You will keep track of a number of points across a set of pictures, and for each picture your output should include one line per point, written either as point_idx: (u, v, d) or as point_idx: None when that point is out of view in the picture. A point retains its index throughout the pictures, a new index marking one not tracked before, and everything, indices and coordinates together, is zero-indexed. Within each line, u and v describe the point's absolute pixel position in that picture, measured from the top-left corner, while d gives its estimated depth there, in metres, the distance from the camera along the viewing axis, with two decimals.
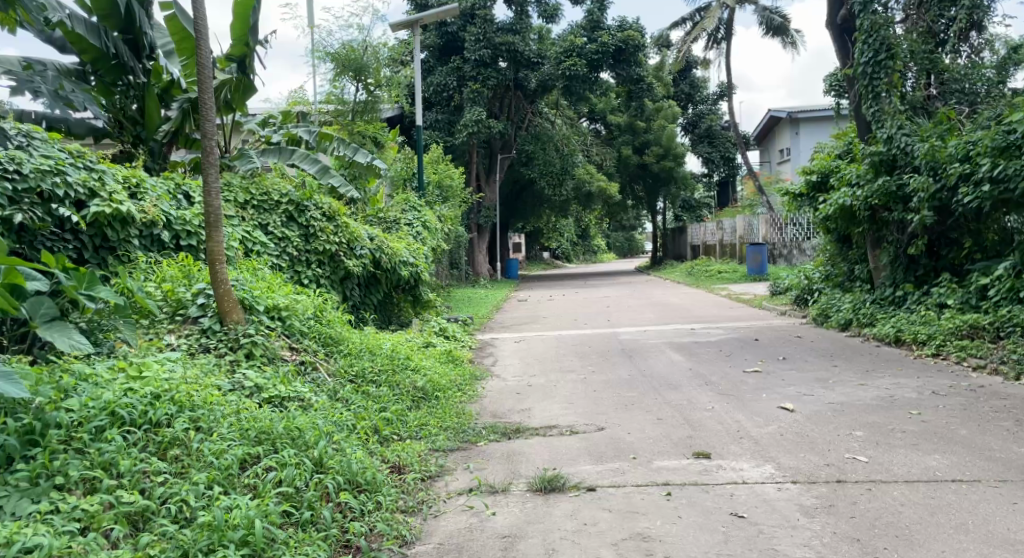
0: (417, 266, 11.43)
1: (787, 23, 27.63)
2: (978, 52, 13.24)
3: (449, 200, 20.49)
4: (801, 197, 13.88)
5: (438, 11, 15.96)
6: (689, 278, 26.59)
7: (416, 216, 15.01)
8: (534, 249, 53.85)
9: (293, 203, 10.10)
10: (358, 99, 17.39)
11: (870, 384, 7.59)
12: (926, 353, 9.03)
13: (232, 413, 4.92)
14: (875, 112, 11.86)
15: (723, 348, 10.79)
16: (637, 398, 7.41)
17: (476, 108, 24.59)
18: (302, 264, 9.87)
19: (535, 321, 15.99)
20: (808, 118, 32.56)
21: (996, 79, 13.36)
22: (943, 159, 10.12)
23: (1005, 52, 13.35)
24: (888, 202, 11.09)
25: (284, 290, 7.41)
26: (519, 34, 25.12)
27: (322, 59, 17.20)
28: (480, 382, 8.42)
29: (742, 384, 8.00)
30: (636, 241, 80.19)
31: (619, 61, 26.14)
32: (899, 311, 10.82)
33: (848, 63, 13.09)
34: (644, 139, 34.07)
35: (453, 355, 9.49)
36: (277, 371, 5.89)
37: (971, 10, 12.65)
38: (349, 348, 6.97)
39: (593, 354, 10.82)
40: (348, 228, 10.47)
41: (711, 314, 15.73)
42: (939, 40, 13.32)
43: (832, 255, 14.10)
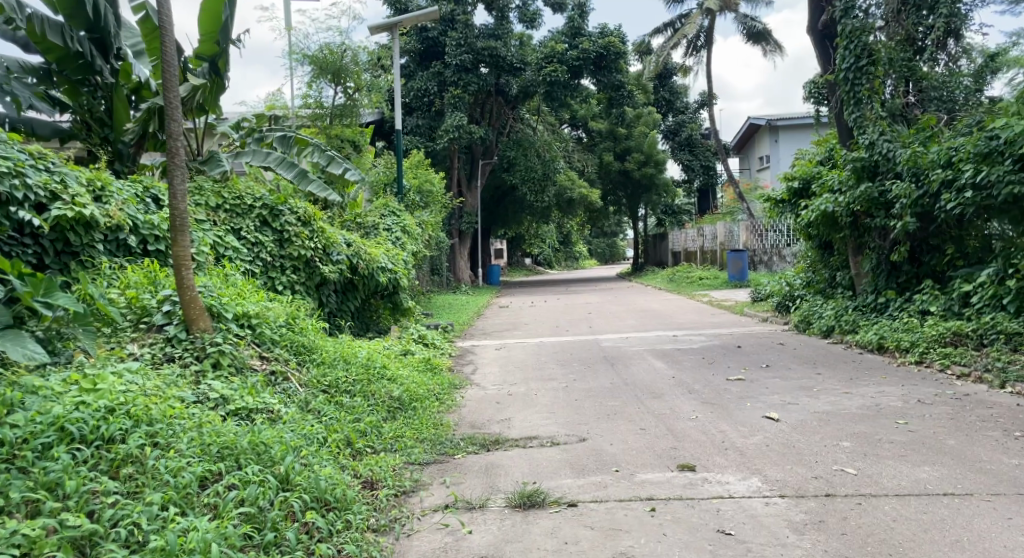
0: (395, 272, 11.21)
1: (767, 32, 27.71)
2: (955, 60, 13.25)
3: (430, 205, 20.31)
4: (783, 204, 13.79)
5: (417, 15, 15.75)
6: (671, 285, 26.52)
7: (395, 221, 14.80)
8: (517, 255, 53.73)
9: (267, 207, 9.88)
10: (336, 103, 17.20)
11: (854, 392, 7.49)
12: (909, 361, 8.93)
13: (193, 428, 4.70)
14: (856, 118, 11.80)
15: (706, 355, 10.67)
16: (620, 407, 7.25)
17: (457, 113, 24.41)
18: (277, 270, 9.65)
19: (516, 328, 15.80)
20: (787, 126, 32.69)
21: (973, 88, 13.44)
22: (925, 165, 10.06)
23: (981, 60, 13.41)
24: (870, 209, 11.02)
25: (255, 296, 7.18)
26: (501, 39, 25.15)
27: (300, 62, 16.91)
28: (459, 391, 8.23)
29: (726, 392, 7.87)
30: (617, 248, 80.46)
31: (599, 68, 26.02)
32: (881, 318, 10.74)
33: (830, 69, 13.04)
34: (625, 146, 34.05)
35: (432, 364, 9.29)
36: (245, 381, 5.68)
37: (949, 19, 12.70)
38: (322, 356, 6.76)
39: (575, 362, 10.66)
40: (325, 233, 10.25)
41: (692, 321, 15.63)
42: (916, 48, 13.33)
43: (813, 261, 14.06)
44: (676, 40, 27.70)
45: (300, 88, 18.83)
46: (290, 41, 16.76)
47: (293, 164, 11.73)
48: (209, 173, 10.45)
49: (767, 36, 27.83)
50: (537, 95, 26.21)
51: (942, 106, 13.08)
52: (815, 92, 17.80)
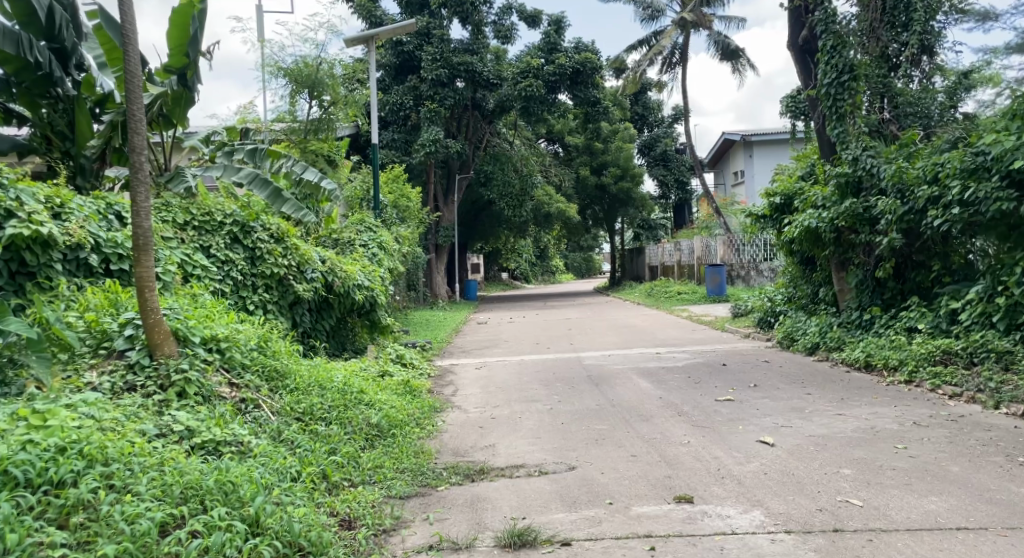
0: (372, 290, 10.90)
1: (739, 50, 27.82)
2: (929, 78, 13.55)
3: (407, 220, 20.03)
4: (765, 219, 13.63)
5: (394, 27, 15.48)
6: (649, 299, 26.40)
7: (371, 237, 14.50)
8: (494, 269, 53.44)
9: (238, 224, 9.56)
10: (312, 116, 16.85)
11: (847, 413, 7.32)
12: (899, 380, 8.78)
13: (154, 466, 4.37)
14: (839, 133, 11.66)
15: (692, 374, 10.47)
16: (608, 431, 7.01)
17: (433, 128, 24.18)
18: (248, 288, 9.32)
19: (495, 345, 15.52)
20: (762, 142, 32.79)
21: (948, 104, 13.57)
22: (910, 182, 9.95)
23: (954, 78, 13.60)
24: (854, 224, 10.87)
25: (224, 318, 6.83)
26: (477, 54, 25.17)
27: (274, 74, 16.58)
28: (440, 415, 7.94)
29: (716, 414, 7.66)
30: (594, 263, 80.58)
31: (576, 83, 25.93)
32: (867, 335, 10.59)
33: (811, 84, 12.87)
34: (602, 161, 34.03)
35: (411, 386, 8.99)
36: (212, 411, 5.35)
37: (922, 36, 12.82)
38: (296, 381, 6.43)
39: (558, 382, 10.42)
40: (299, 250, 9.95)
41: (673, 337, 15.44)
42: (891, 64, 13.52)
43: (794, 276, 13.96)
44: (651, 56, 27.74)
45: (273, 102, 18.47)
46: (263, 54, 16.45)
47: (264, 179, 11.43)
48: (173, 190, 10.11)
49: (739, 53, 27.89)
50: (514, 110, 26.06)
51: (916, 120, 13.26)
52: (792, 106, 17.88)
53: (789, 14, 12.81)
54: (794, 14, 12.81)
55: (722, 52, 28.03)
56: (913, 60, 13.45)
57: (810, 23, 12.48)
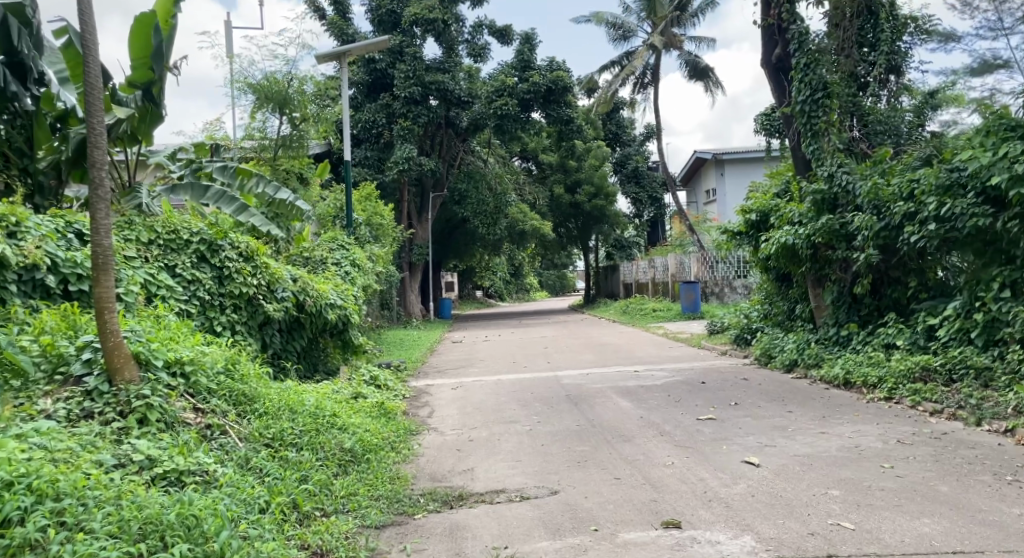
0: (345, 309, 10.67)
1: (708, 69, 28.02)
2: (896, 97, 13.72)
3: (380, 238, 19.82)
4: (741, 236, 13.58)
5: (366, 43, 15.32)
6: (625, 317, 26.34)
7: (344, 255, 14.27)
8: (468, 289, 53.17)
9: (206, 242, 9.31)
10: (282, 133, 16.51)
11: (830, 431, 7.24)
12: (878, 397, 8.69)
13: (110, 500, 4.13)
14: (815, 150, 11.65)
15: (671, 392, 10.36)
16: (590, 452, 6.87)
17: (406, 145, 24.03)
18: (216, 309, 9.07)
19: (471, 364, 15.31)
20: (732, 160, 33.01)
21: (916, 122, 13.74)
22: (886, 198, 9.90)
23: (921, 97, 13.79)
24: (831, 241, 10.81)
25: (189, 340, 6.56)
26: (449, 72, 25.11)
27: (243, 90, 16.31)
28: (415, 439, 7.75)
29: (698, 433, 7.55)
30: (567, 281, 80.61)
31: (549, 101, 25.93)
32: (845, 352, 10.52)
33: (786, 101, 12.73)
34: (576, 179, 34.06)
35: (386, 409, 8.77)
36: (176, 439, 5.12)
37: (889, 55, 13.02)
38: (265, 406, 6.17)
39: (537, 402, 10.25)
40: (269, 269, 9.74)
41: (650, 354, 15.34)
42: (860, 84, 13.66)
43: (770, 293, 13.94)
44: (624, 76, 27.73)
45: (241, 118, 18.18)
46: (232, 69, 16.20)
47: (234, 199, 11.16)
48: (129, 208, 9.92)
49: (708, 73, 28.08)
50: (488, 128, 25.99)
51: (886, 138, 13.23)
52: (767, 123, 18.01)
53: (762, 33, 12.80)
54: (767, 32, 12.79)
55: (693, 71, 28.24)
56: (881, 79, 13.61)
57: (784, 41, 12.48)
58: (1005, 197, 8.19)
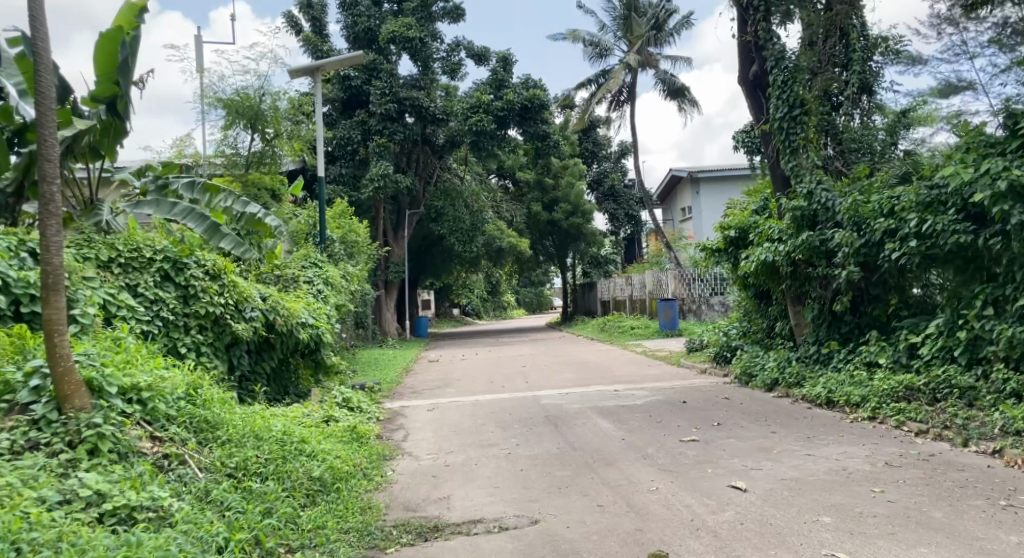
0: (317, 327, 10.43)
1: (684, 89, 28.12)
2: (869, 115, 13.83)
3: (355, 255, 19.55)
4: (720, 253, 13.46)
5: (340, 58, 15.08)
6: (602, 335, 26.17)
7: (317, 273, 14.01)
8: (445, 306, 52.83)
9: (170, 260, 9.10)
10: (253, 148, 16.38)
11: (816, 453, 7.10)
12: (862, 417, 8.52)
13: (49, 542, 4.00)
14: (793, 167, 11.54)
15: (652, 412, 10.19)
16: (571, 479, 6.69)
17: (382, 162, 23.81)
18: (180, 330, 8.79)
19: (447, 385, 15.02)
20: (708, 179, 33.08)
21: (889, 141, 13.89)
22: (866, 214, 9.76)
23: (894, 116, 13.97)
24: (811, 258, 10.65)
25: (148, 365, 6.35)
26: (425, 90, 24.96)
27: (214, 105, 16.00)
28: (388, 465, 7.72)
29: (682, 456, 7.39)
30: (545, 299, 80.48)
31: (525, 119, 25.81)
32: (826, 370, 10.35)
33: (763, 118, 12.61)
34: (553, 197, 33.96)
35: (358, 433, 8.56)
36: (129, 471, 4.95)
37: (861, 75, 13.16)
38: (229, 434, 5.97)
39: (515, 423, 10.04)
40: (236, 287, 9.42)
41: (630, 373, 15.17)
42: (834, 102, 13.77)
43: (749, 310, 13.84)
44: (601, 94, 27.68)
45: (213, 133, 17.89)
46: (203, 84, 15.90)
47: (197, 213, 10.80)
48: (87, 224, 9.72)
49: (683, 92, 28.18)
50: (464, 145, 25.84)
51: (862, 155, 13.46)
52: (746, 141, 18.07)
53: (739, 50, 12.73)
54: (743, 50, 12.71)
55: (669, 90, 28.30)
56: (854, 98, 13.76)
57: (760, 58, 12.39)
58: (987, 213, 8.07)
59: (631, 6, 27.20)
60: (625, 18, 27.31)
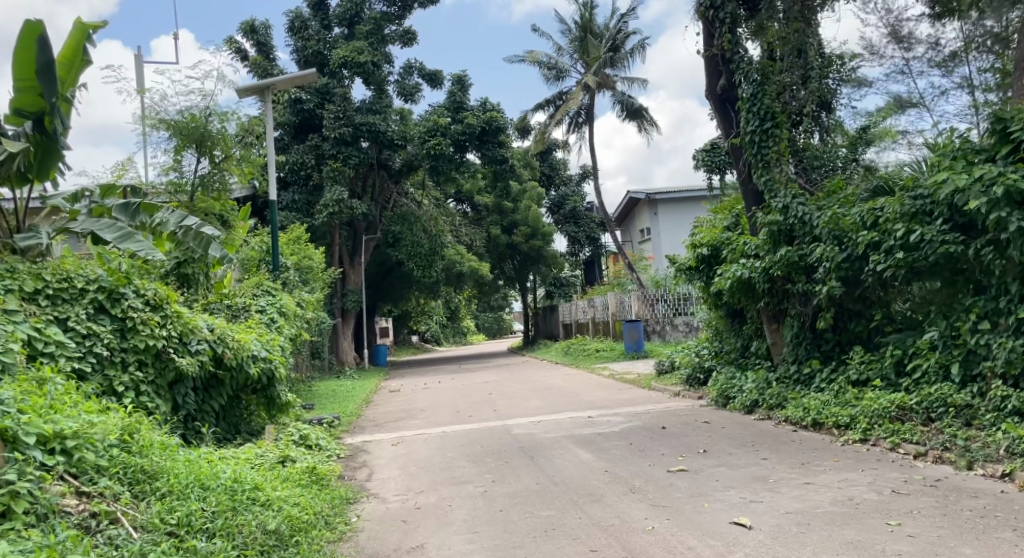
0: (270, 361, 10.01)
1: (642, 110, 27.97)
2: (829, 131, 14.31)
3: (310, 282, 18.87)
4: (691, 271, 13.08)
5: (292, 76, 14.40)
6: (568, 359, 25.66)
7: (269, 302, 13.44)
8: (404, 332, 51.93)
9: (105, 290, 8.53)
10: (199, 172, 15.55)
11: (815, 482, 6.66)
12: (853, 440, 8.09)
13: None
14: (766, 181, 11.04)
15: (630, 440, 9.74)
16: (557, 521, 6.26)
17: (337, 188, 23.14)
18: (116, 366, 8.19)
19: (411, 416, 14.32)
20: (666, 200, 32.92)
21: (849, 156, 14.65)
22: (847, 227, 9.29)
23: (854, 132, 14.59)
24: (790, 273, 10.21)
25: (78, 409, 6.10)
26: (380, 113, 24.41)
27: (156, 127, 15.25)
28: (354, 509, 7.25)
29: (672, 490, 6.97)
30: (505, 323, 80.06)
31: (483, 142, 25.48)
32: (808, 391, 9.86)
33: (732, 134, 12.19)
34: (512, 220, 33.57)
35: (318, 474, 8.06)
36: (48, 540, 4.59)
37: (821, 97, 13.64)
38: (169, 486, 5.72)
39: (488, 456, 9.52)
40: (180, 319, 9.02)
41: (601, 398, 14.62)
42: (796, 123, 14.14)
43: (721, 331, 13.49)
44: (558, 117, 27.36)
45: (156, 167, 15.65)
46: (144, 105, 15.14)
47: (133, 233, 10.31)
48: (15, 245, 9.49)
49: (642, 113, 28.03)
50: (421, 169, 25.37)
51: (824, 172, 13.94)
52: (708, 159, 17.86)
53: (706, 65, 12.33)
54: (709, 64, 12.31)
55: (626, 112, 28.15)
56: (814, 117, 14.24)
57: (728, 72, 11.96)
58: (976, 222, 7.76)
59: (587, 28, 27.06)
60: (582, 40, 27.12)
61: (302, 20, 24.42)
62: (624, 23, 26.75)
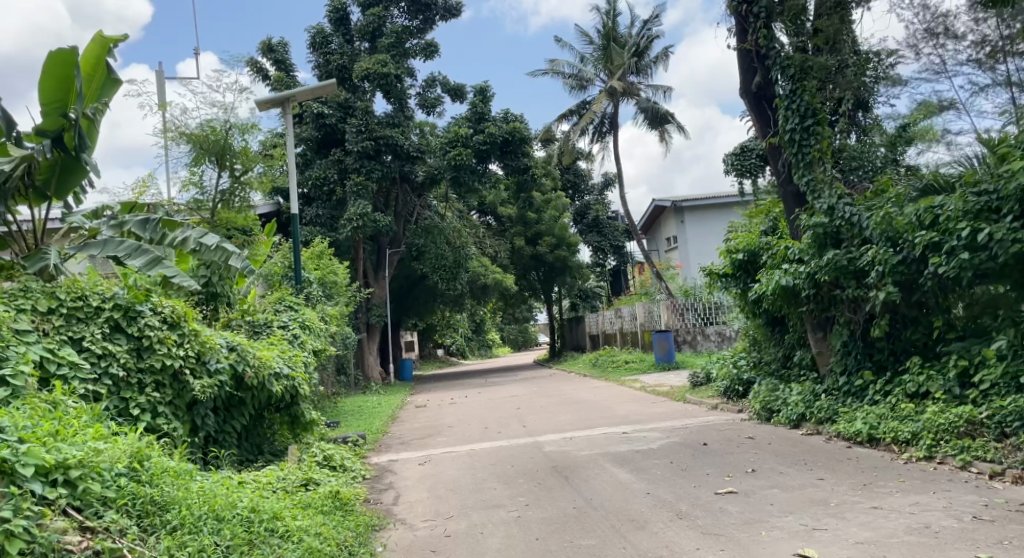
0: (293, 379, 9.60)
1: (667, 116, 27.40)
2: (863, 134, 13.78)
3: (334, 297, 18.52)
4: (728, 278, 12.49)
5: (311, 88, 13.99)
6: (596, 371, 25.06)
7: (292, 316, 13.07)
8: (429, 347, 51.50)
9: (120, 309, 8.15)
10: (220, 186, 15.17)
11: (883, 506, 6.11)
12: (917, 457, 7.53)
13: None
14: (808, 182, 10.24)
15: (672, 457, 9.18)
16: (601, 552, 5.78)
17: (361, 201, 22.78)
18: (133, 388, 7.80)
19: (438, 433, 13.82)
20: (692, 208, 32.27)
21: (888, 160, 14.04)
22: (901, 228, 8.69)
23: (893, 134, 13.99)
24: (839, 278, 9.57)
25: (86, 434, 5.67)
26: (400, 127, 24.04)
27: (177, 141, 14.81)
28: (379, 537, 6.80)
29: (724, 514, 6.46)
30: (530, 335, 79.60)
31: (506, 152, 25.07)
32: (861, 405, 9.24)
33: (769, 133, 11.37)
34: (536, 230, 33.06)
35: (341, 499, 7.61)
36: None
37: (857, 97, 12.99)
38: (180, 518, 5.26)
39: (521, 476, 9.01)
40: (199, 337, 8.63)
41: (635, 412, 14.01)
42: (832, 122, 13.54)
43: (760, 340, 12.90)
44: (582, 125, 26.78)
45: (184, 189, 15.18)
46: (164, 118, 14.70)
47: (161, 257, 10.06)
48: (26, 268, 9.11)
49: (668, 119, 27.45)
50: (444, 181, 25.00)
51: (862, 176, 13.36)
52: (739, 163, 17.32)
53: (739, 59, 11.51)
54: (743, 60, 11.52)
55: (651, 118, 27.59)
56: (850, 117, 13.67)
57: (764, 68, 11.18)
58: None
59: (611, 36, 26.38)
60: (605, 48, 26.41)
61: (323, 36, 24.31)
62: (647, 29, 26.27)
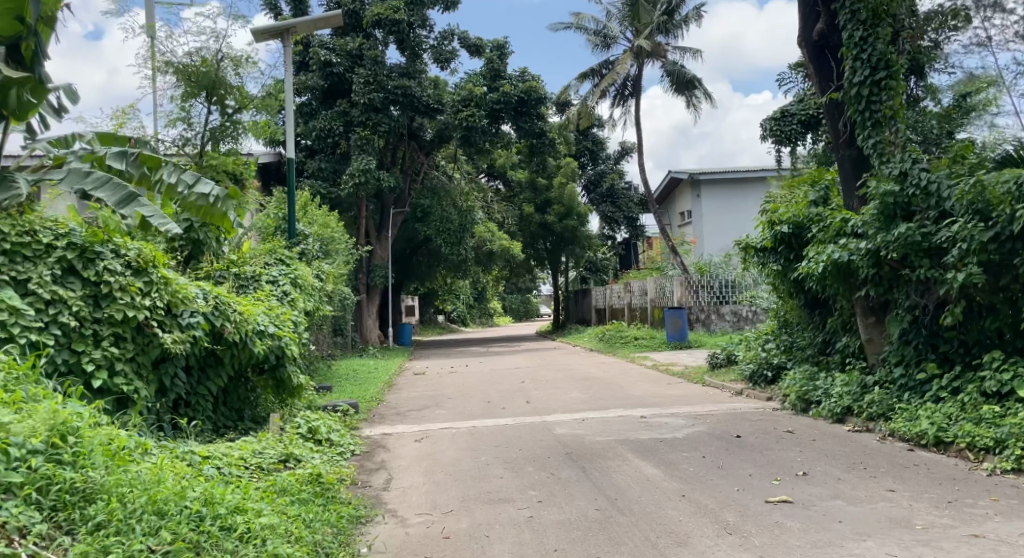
0: (280, 338, 8.40)
1: (693, 81, 25.89)
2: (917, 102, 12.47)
3: (331, 254, 17.30)
4: (767, 252, 11.29)
5: (313, 18, 12.56)
6: (603, 345, 23.91)
7: (282, 271, 11.84)
8: (429, 312, 50.40)
9: (75, 248, 6.90)
10: (210, 122, 13.76)
11: (987, 535, 4.97)
12: (1003, 469, 6.43)
13: None
14: (875, 144, 9.00)
15: (702, 451, 8.00)
16: None
17: (365, 157, 21.55)
18: (86, 341, 6.63)
19: (436, 405, 12.65)
20: (710, 182, 30.89)
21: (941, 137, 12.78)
22: (995, 199, 7.56)
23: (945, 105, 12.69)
24: (908, 256, 8.39)
25: None
26: (415, 77, 22.62)
27: (164, 72, 13.39)
28: (363, 535, 5.63)
29: (783, 531, 5.31)
30: (530, 305, 78.63)
31: (521, 113, 23.73)
32: (922, 401, 8.05)
33: (829, 87, 10.06)
34: (545, 197, 31.82)
35: (323, 483, 6.43)
36: None
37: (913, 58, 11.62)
38: (107, 513, 4.15)
39: (530, 463, 7.83)
40: (169, 286, 7.41)
41: (650, 393, 12.84)
42: None
43: (795, 323, 11.67)
44: (603, 87, 25.34)
45: (172, 125, 13.67)
46: (151, 44, 13.17)
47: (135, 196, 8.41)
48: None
49: (693, 85, 25.96)
50: (454, 140, 23.68)
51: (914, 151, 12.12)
52: (778, 129, 15.89)
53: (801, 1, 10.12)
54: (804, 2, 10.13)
55: (676, 84, 26.10)
56: None
57: (828, 13, 9.80)
58: None
59: None
60: (632, 5, 24.81)
61: None
62: None
